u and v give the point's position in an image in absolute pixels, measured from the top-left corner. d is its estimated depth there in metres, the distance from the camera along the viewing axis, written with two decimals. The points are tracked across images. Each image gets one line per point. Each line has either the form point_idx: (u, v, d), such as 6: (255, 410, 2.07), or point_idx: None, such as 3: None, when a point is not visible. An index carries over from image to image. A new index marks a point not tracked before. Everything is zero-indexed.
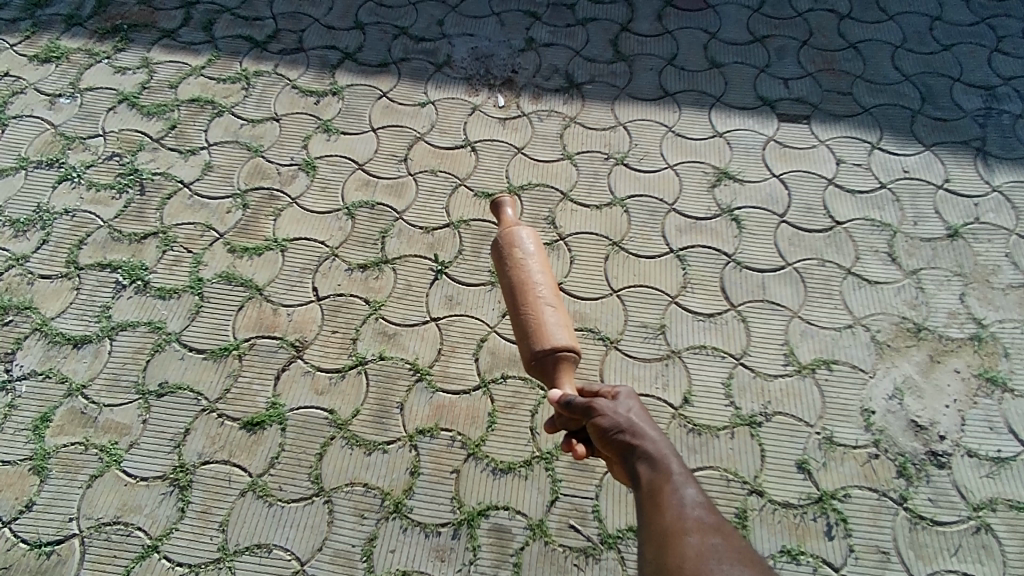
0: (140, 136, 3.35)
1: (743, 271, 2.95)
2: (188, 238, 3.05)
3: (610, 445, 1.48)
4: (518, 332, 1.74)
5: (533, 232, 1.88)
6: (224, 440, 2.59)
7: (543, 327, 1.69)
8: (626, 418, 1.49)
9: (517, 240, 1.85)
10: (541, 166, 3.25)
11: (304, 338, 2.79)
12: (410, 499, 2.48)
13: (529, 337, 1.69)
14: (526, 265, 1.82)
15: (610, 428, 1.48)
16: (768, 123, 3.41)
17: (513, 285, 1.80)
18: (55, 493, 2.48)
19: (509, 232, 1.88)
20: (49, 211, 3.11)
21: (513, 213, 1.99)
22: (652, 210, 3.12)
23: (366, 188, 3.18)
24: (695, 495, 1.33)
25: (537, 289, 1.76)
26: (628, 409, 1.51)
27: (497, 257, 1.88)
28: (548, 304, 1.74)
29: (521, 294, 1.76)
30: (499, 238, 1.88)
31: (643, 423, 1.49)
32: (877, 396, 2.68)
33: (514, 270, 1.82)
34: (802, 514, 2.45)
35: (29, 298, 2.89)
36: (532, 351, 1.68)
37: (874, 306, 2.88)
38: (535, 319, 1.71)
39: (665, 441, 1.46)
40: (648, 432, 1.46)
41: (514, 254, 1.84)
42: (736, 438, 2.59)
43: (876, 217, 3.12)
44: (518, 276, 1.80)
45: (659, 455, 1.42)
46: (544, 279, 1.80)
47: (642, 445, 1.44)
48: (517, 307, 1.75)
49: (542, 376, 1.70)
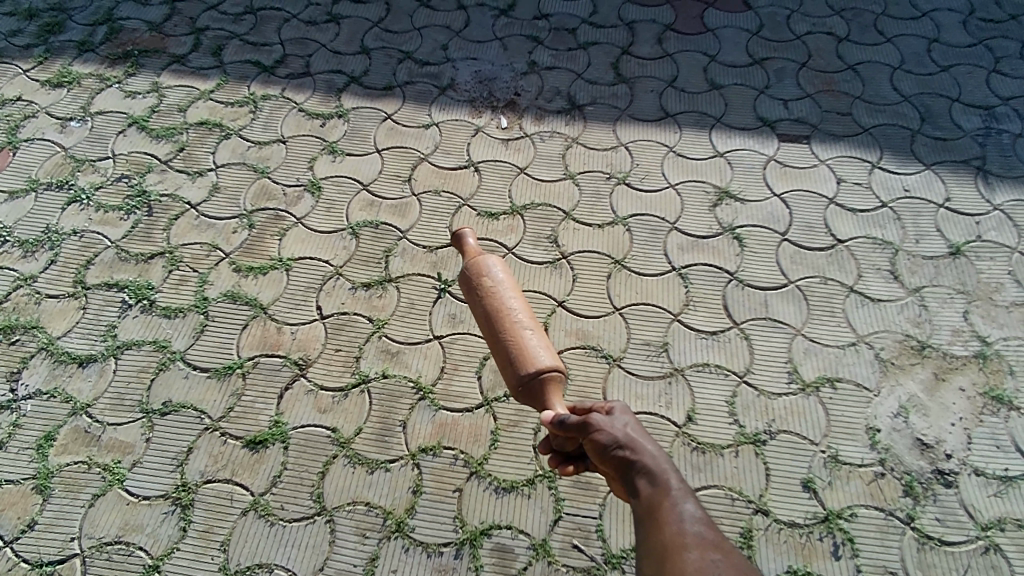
0: (149, 158, 3.40)
1: (745, 289, 2.96)
2: (194, 258, 3.08)
3: (607, 461, 1.47)
4: (501, 360, 1.71)
5: (501, 259, 1.85)
6: (227, 459, 2.59)
7: (526, 352, 1.66)
8: (623, 433, 1.48)
9: (486, 268, 1.81)
10: (543, 186, 3.27)
11: (308, 356, 2.80)
12: (412, 518, 2.46)
13: (513, 363, 1.66)
14: (499, 292, 1.78)
15: (609, 443, 1.47)
16: (768, 143, 3.44)
17: (488, 314, 1.76)
18: (58, 512, 2.48)
19: (477, 262, 1.84)
20: (58, 232, 3.15)
21: (475, 242, 1.94)
22: (654, 229, 3.14)
23: (370, 209, 3.21)
24: (694, 510, 1.33)
25: (514, 315, 1.73)
26: (625, 424, 1.50)
27: (467, 288, 1.83)
28: (527, 328, 1.71)
29: (498, 321, 1.73)
30: (467, 269, 1.84)
31: (641, 438, 1.48)
32: (882, 414, 2.67)
33: (488, 298, 1.78)
34: (807, 534, 2.43)
35: (36, 317, 2.91)
36: (518, 376, 1.65)
37: (877, 324, 2.88)
38: (516, 344, 1.68)
39: (663, 455, 1.46)
40: (647, 446, 1.46)
41: (485, 283, 1.80)
42: (741, 456, 2.57)
43: (878, 235, 3.13)
44: (493, 304, 1.76)
45: (657, 470, 1.41)
46: (518, 305, 1.77)
47: (640, 459, 1.44)
48: (496, 335, 1.72)
49: (530, 399, 1.68)
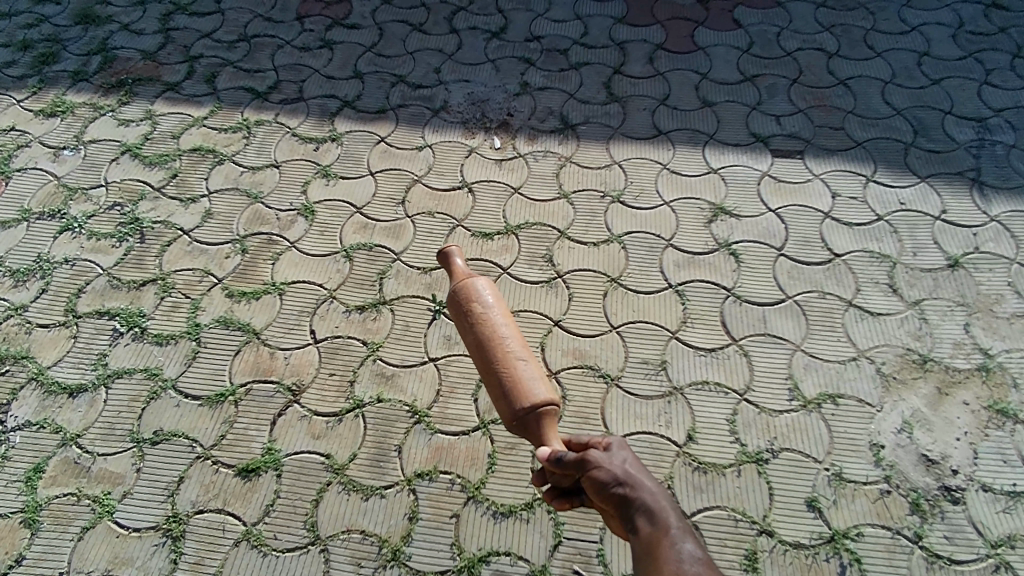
0: (142, 185, 3.39)
1: (743, 305, 2.93)
2: (186, 284, 3.05)
3: (606, 498, 1.43)
4: (492, 391, 1.62)
5: (491, 283, 1.75)
6: (219, 488, 2.54)
7: (520, 384, 1.57)
8: (621, 469, 1.45)
9: (475, 293, 1.72)
10: (537, 206, 3.26)
11: (301, 381, 2.76)
12: (408, 546, 2.41)
13: (507, 396, 1.57)
14: (490, 318, 1.68)
15: (608, 480, 1.43)
16: (762, 158, 3.44)
17: (479, 342, 1.66)
18: (46, 546, 2.42)
19: (466, 286, 1.73)
20: (50, 261, 3.13)
21: (464, 263, 1.85)
22: (649, 246, 3.12)
23: (364, 231, 3.19)
24: (694, 549, 1.31)
25: (506, 343, 1.64)
26: (623, 460, 1.47)
27: (455, 314, 1.73)
28: (521, 358, 1.62)
29: (489, 350, 1.63)
30: (455, 294, 1.73)
31: (640, 474, 1.45)
32: (885, 430, 2.62)
33: (478, 325, 1.68)
34: (814, 555, 2.37)
35: (26, 347, 2.88)
36: (513, 410, 1.55)
37: (877, 338, 2.84)
38: (509, 376, 1.58)
39: (662, 492, 1.43)
40: (646, 483, 1.43)
41: (475, 310, 1.69)
42: (743, 476, 2.52)
43: (875, 248, 3.10)
44: (485, 331, 1.66)
45: (657, 508, 1.39)
46: (510, 332, 1.68)
47: (639, 497, 1.41)
48: (488, 365, 1.62)
49: (525, 433, 1.59)
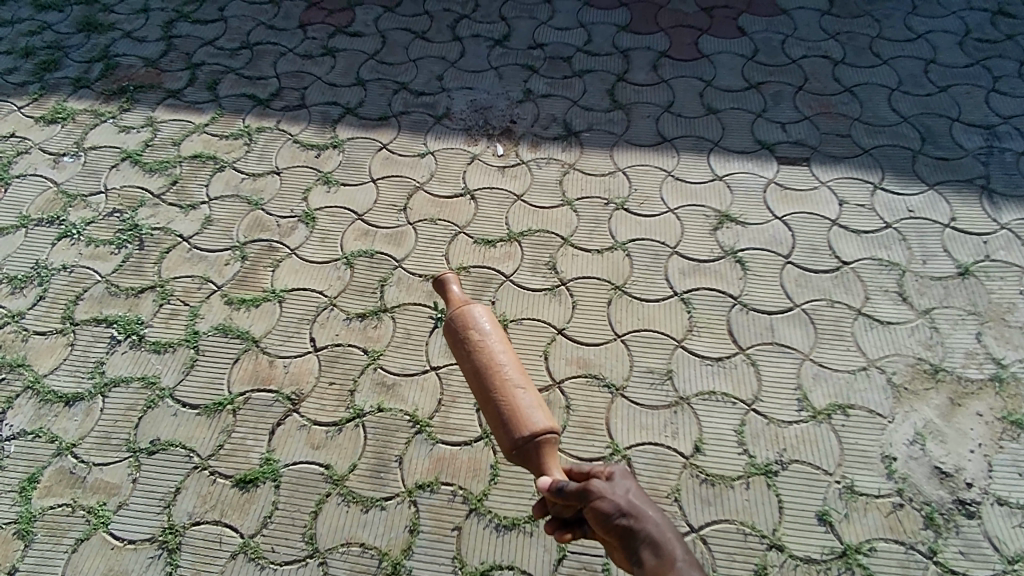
0: (141, 192, 3.36)
1: (750, 314, 2.88)
2: (185, 292, 3.01)
3: (609, 529, 1.45)
4: (491, 420, 1.56)
5: (486, 307, 1.68)
6: (216, 499, 2.48)
7: (519, 412, 1.52)
8: (625, 500, 1.46)
9: (471, 318, 1.64)
10: (541, 213, 3.22)
11: (300, 390, 2.71)
12: (409, 559, 2.35)
13: (506, 426, 1.51)
14: (487, 345, 1.61)
15: (611, 511, 1.44)
16: (768, 165, 3.40)
17: (476, 369, 1.59)
18: (39, 558, 2.37)
19: (461, 311, 1.65)
20: (48, 268, 3.10)
21: (459, 286, 1.77)
22: (654, 254, 3.07)
23: (365, 238, 3.15)
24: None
25: (504, 371, 1.57)
26: (626, 489, 1.49)
27: (450, 339, 1.66)
28: (519, 385, 1.56)
29: (487, 379, 1.57)
30: (449, 319, 1.65)
31: (643, 504, 1.47)
32: (897, 441, 2.57)
33: (474, 352, 1.61)
34: (825, 570, 2.31)
35: (22, 355, 2.84)
36: (513, 440, 1.51)
37: (887, 347, 2.79)
38: (507, 404, 1.53)
39: (665, 522, 1.46)
40: (649, 513, 1.46)
41: (471, 336, 1.62)
42: (752, 489, 2.46)
43: (884, 256, 3.06)
44: (481, 359, 1.60)
45: (662, 539, 1.42)
46: (508, 358, 1.61)
47: (644, 528, 1.43)
48: (486, 394, 1.56)
49: (524, 462, 1.54)
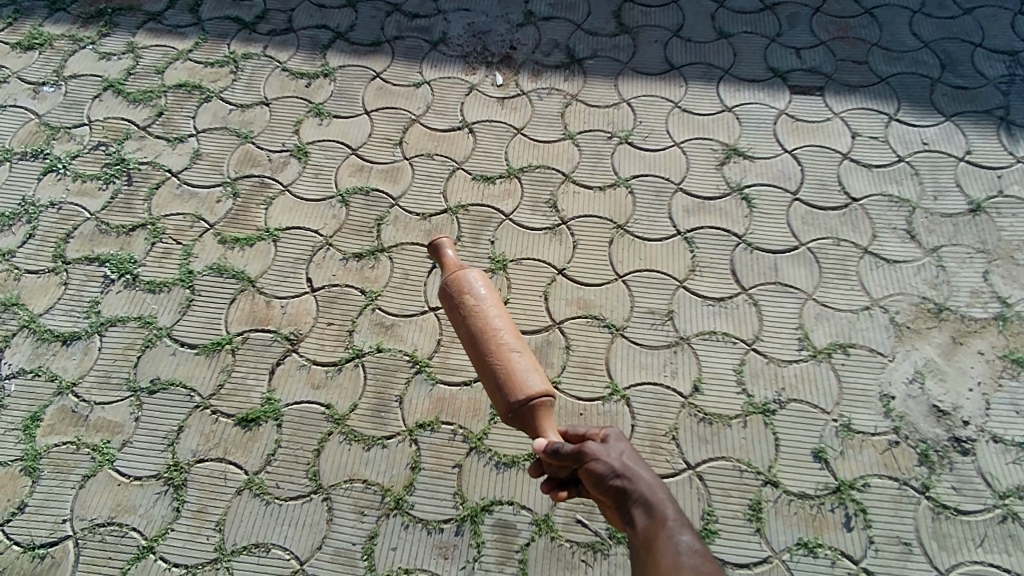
0: (127, 124, 3.24)
1: (754, 253, 2.83)
2: (177, 229, 2.95)
3: (604, 490, 1.51)
4: (487, 383, 1.60)
5: (482, 273, 1.71)
6: (219, 438, 2.51)
7: (515, 376, 1.56)
8: (619, 462, 1.52)
9: (467, 284, 1.67)
10: (542, 147, 3.11)
11: (299, 330, 2.69)
12: (410, 495, 2.39)
13: (502, 389, 1.56)
14: (482, 310, 1.65)
15: (605, 472, 1.50)
16: (779, 95, 3.26)
17: (471, 334, 1.63)
18: (48, 494, 2.41)
19: (457, 277, 1.69)
20: (35, 204, 3.02)
21: (454, 251, 1.79)
22: (658, 190, 2.99)
23: (360, 174, 3.06)
24: (691, 541, 1.40)
25: (499, 335, 1.61)
26: (621, 452, 1.55)
27: (447, 305, 1.69)
28: (514, 350, 1.60)
29: (482, 343, 1.60)
30: (445, 285, 1.69)
31: (638, 467, 1.53)
32: (896, 380, 2.57)
33: (470, 316, 1.64)
34: (818, 505, 2.35)
35: (16, 294, 2.80)
36: (508, 403, 1.55)
37: (892, 287, 2.76)
38: (503, 368, 1.57)
39: (658, 483, 1.51)
40: (643, 475, 1.51)
41: (467, 301, 1.65)
42: (749, 427, 2.48)
43: (894, 192, 2.98)
44: (477, 323, 1.63)
45: (654, 499, 1.47)
46: (503, 323, 1.64)
47: (637, 488, 1.48)
48: (481, 357, 1.60)
49: (520, 424, 1.59)
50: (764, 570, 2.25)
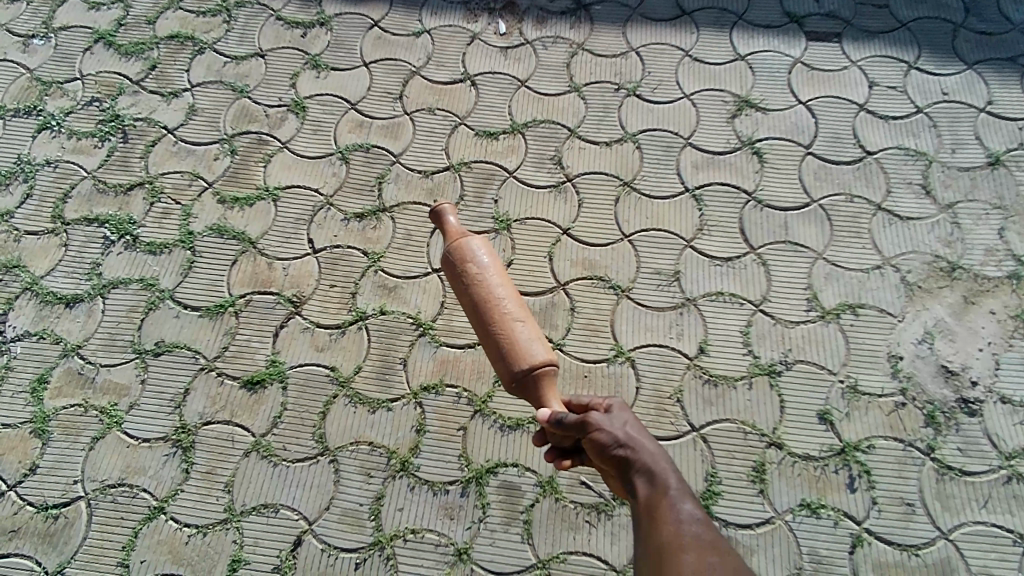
0: (120, 78, 3.15)
1: (764, 210, 2.76)
2: (176, 189, 2.89)
3: (607, 459, 1.50)
4: (490, 353, 1.60)
5: (485, 241, 1.68)
6: (225, 400, 2.52)
7: (518, 346, 1.56)
8: (623, 432, 1.50)
9: (469, 253, 1.65)
10: (546, 100, 3.01)
11: (302, 292, 2.67)
12: (416, 457, 2.41)
13: (505, 359, 1.56)
14: (485, 279, 1.63)
15: (608, 442, 1.49)
16: (794, 43, 3.13)
17: (474, 303, 1.62)
18: (59, 456, 2.44)
19: (459, 245, 1.66)
20: (31, 162, 2.96)
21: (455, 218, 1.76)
22: (666, 145, 2.90)
23: (359, 130, 2.98)
24: (693, 510, 1.40)
25: (503, 305, 1.60)
26: (624, 421, 1.53)
27: (449, 273, 1.67)
28: (518, 319, 1.59)
29: (486, 313, 1.59)
30: (447, 254, 1.67)
31: (640, 436, 1.52)
32: (905, 340, 2.54)
33: (473, 286, 1.63)
34: (822, 467, 2.36)
35: (16, 256, 2.78)
36: (512, 372, 1.55)
37: (905, 245, 2.69)
38: (507, 338, 1.57)
39: (661, 453, 1.50)
40: (645, 445, 1.50)
41: (469, 270, 1.63)
42: (755, 389, 2.47)
43: (911, 145, 2.88)
44: (479, 293, 1.62)
45: (656, 469, 1.46)
46: (506, 292, 1.63)
47: (639, 458, 1.47)
48: (484, 327, 1.59)
49: (524, 393, 1.59)
50: (767, 530, 2.27)
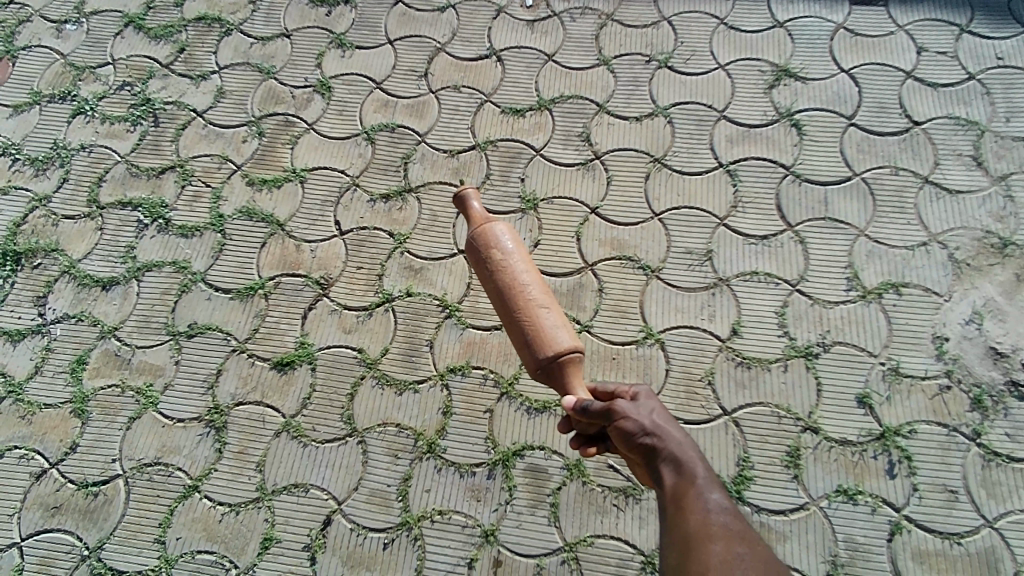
0: (149, 62, 3.17)
1: (802, 186, 2.65)
2: (205, 171, 2.91)
3: (633, 448, 1.45)
4: (515, 339, 1.56)
5: (510, 227, 1.64)
6: (256, 381, 2.55)
7: (543, 332, 1.52)
8: (649, 420, 1.46)
9: (494, 238, 1.61)
10: (574, 75, 2.93)
11: (329, 274, 2.67)
12: (443, 439, 2.41)
13: (530, 346, 1.52)
14: (510, 265, 1.59)
15: (634, 430, 1.44)
16: (836, 8, 2.97)
17: (499, 289, 1.58)
18: (98, 434, 2.51)
19: (483, 231, 1.62)
20: (67, 147, 3.01)
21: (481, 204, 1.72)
22: (700, 119, 2.80)
23: (385, 109, 2.95)
24: (721, 500, 1.34)
25: (528, 291, 1.56)
26: (651, 410, 1.48)
27: (474, 259, 1.64)
28: (543, 306, 1.55)
29: (510, 299, 1.56)
30: (472, 239, 1.63)
31: (668, 425, 1.47)
32: (952, 321, 2.42)
33: (497, 272, 1.59)
34: (861, 452, 2.28)
35: (55, 240, 2.83)
36: (537, 359, 1.52)
37: (953, 220, 2.56)
38: (532, 324, 1.53)
39: (689, 442, 1.45)
40: (673, 433, 1.45)
41: (494, 256, 1.60)
42: (790, 371, 2.39)
43: (961, 114, 2.72)
44: (504, 279, 1.58)
45: (684, 458, 1.41)
46: (531, 279, 1.59)
47: (666, 447, 1.43)
48: (509, 314, 1.56)
49: (548, 380, 1.55)
50: (801, 516, 2.21)
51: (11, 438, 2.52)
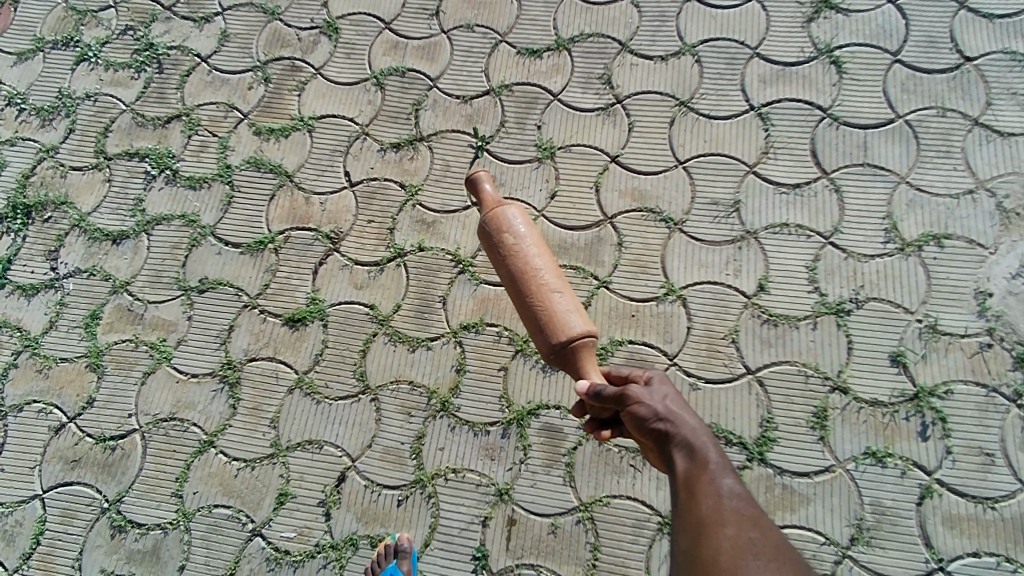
0: (152, 5, 3.04)
1: (839, 130, 2.47)
2: (212, 121, 2.82)
3: (644, 433, 1.37)
4: (528, 325, 1.45)
5: (522, 209, 1.51)
6: (268, 337, 2.51)
7: (556, 318, 1.39)
8: (663, 405, 1.37)
9: (504, 221, 1.48)
10: (595, 11, 2.74)
11: (339, 228, 2.59)
12: (456, 397, 2.36)
13: (542, 331, 1.40)
14: (522, 249, 1.47)
15: (647, 416, 1.35)
16: None
17: (511, 274, 1.46)
18: (114, 389, 2.50)
19: (493, 214, 1.50)
20: (71, 96, 2.93)
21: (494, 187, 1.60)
22: (730, 58, 2.61)
23: (395, 52, 2.80)
24: (734, 486, 1.25)
25: (541, 275, 1.43)
26: (664, 395, 1.39)
27: (484, 243, 1.52)
28: (556, 289, 1.43)
29: (521, 284, 1.44)
30: (481, 223, 1.51)
31: (682, 410, 1.37)
32: (996, 275, 2.27)
33: (508, 256, 1.46)
34: (892, 413, 2.17)
35: (63, 193, 2.78)
36: (549, 345, 1.40)
37: (1003, 165, 2.37)
38: (544, 309, 1.41)
39: (704, 428, 1.36)
40: (687, 419, 1.36)
41: (504, 240, 1.47)
42: (819, 329, 2.27)
43: (1019, 48, 2.49)
44: (516, 263, 1.46)
45: (697, 443, 1.32)
46: (545, 262, 1.46)
47: (679, 432, 1.33)
48: (520, 299, 1.44)
49: (561, 365, 1.44)
50: (826, 479, 2.13)
51: (29, 393, 2.53)
